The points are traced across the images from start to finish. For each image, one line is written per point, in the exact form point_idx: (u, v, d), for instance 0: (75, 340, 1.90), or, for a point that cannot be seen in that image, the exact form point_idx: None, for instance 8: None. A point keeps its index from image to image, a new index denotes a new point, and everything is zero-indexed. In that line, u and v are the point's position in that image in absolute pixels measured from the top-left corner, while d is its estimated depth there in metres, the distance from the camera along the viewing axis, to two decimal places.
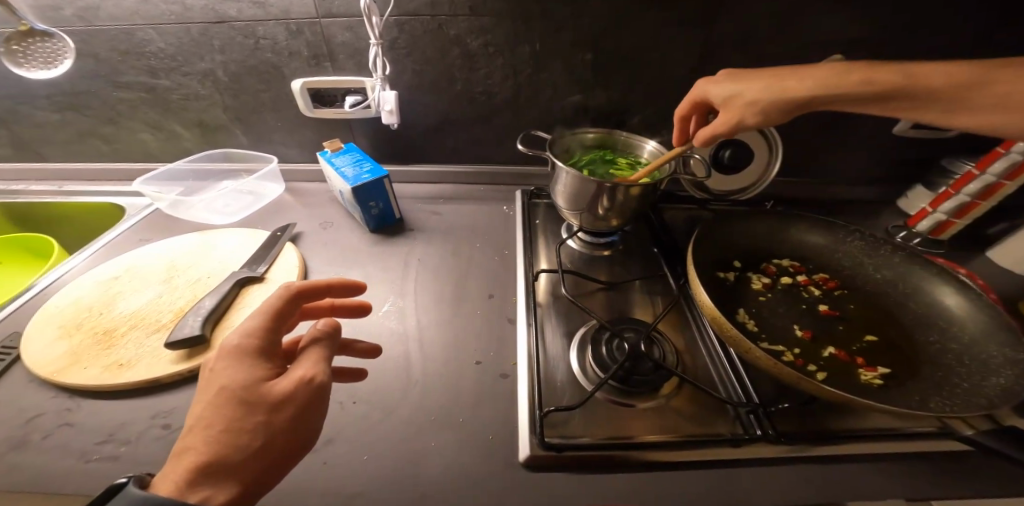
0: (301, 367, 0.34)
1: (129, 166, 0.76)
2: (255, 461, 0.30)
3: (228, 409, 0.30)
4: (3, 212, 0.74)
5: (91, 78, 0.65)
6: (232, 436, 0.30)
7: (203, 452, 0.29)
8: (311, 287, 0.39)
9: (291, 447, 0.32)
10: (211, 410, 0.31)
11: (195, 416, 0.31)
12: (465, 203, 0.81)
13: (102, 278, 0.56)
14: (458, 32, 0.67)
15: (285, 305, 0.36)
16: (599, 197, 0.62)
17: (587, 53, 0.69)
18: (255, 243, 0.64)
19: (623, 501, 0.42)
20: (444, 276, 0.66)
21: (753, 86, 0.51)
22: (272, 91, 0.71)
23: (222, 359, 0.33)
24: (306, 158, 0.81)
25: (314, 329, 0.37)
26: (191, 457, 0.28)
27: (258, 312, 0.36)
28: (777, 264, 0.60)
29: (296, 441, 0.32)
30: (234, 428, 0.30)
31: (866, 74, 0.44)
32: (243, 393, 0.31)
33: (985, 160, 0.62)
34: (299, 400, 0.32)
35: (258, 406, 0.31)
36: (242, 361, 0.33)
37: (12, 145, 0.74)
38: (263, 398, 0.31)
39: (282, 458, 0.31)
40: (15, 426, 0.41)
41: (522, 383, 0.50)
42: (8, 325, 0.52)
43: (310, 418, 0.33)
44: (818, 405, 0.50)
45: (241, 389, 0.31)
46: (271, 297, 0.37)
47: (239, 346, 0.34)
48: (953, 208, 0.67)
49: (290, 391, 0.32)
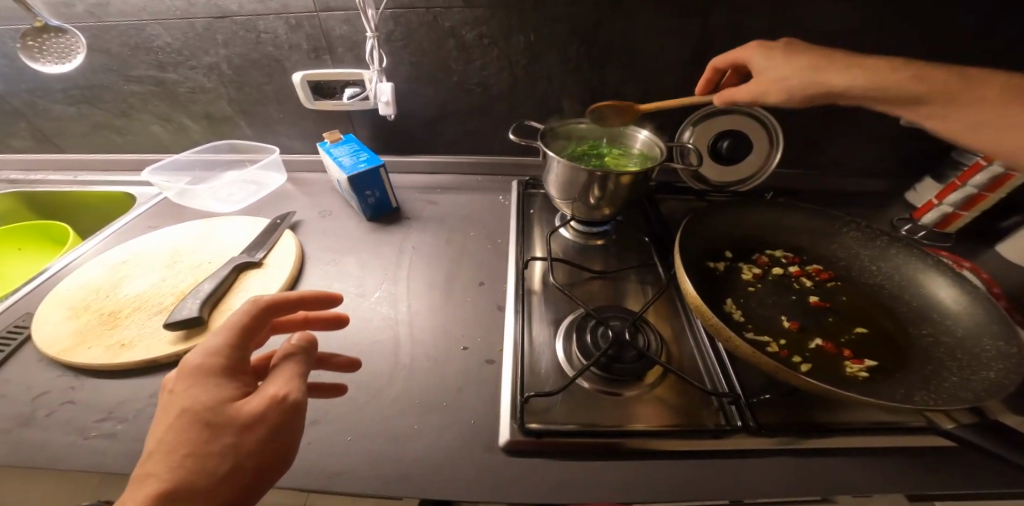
0: (273, 385, 0.34)
1: (140, 157, 0.79)
2: (223, 485, 0.29)
3: (193, 432, 0.30)
4: (22, 200, 0.78)
5: (104, 73, 0.68)
6: (198, 460, 0.29)
7: (166, 478, 0.28)
8: (282, 302, 0.39)
9: (264, 465, 0.31)
10: (174, 434, 0.30)
11: (157, 442, 0.30)
12: (462, 193, 0.82)
13: (110, 263, 0.59)
14: (452, 24, 0.67)
15: (251, 319, 0.36)
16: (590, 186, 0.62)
17: (583, 44, 0.69)
18: (255, 230, 0.66)
19: (600, 487, 0.43)
20: (437, 264, 0.67)
21: (794, 67, 0.51)
22: (274, 84, 0.72)
23: (183, 380, 0.32)
24: (308, 148, 0.83)
25: (288, 345, 0.37)
26: (154, 484, 0.28)
27: (223, 328, 0.35)
28: (769, 254, 0.59)
29: (269, 460, 0.32)
30: (201, 451, 0.29)
31: (899, 71, 0.45)
32: (208, 415, 0.31)
33: (994, 149, 0.60)
34: (270, 419, 0.32)
35: (224, 427, 0.30)
36: (206, 381, 0.33)
37: (33, 137, 0.77)
38: (228, 422, 0.31)
39: (251, 481, 0.30)
40: (24, 402, 0.44)
41: (506, 370, 0.51)
42: (21, 307, 0.55)
43: (282, 437, 0.32)
44: (803, 398, 0.50)
45: (205, 411, 0.31)
46: (237, 312, 0.36)
47: (202, 365, 0.33)
48: (960, 200, 0.65)
49: (260, 410, 0.32)
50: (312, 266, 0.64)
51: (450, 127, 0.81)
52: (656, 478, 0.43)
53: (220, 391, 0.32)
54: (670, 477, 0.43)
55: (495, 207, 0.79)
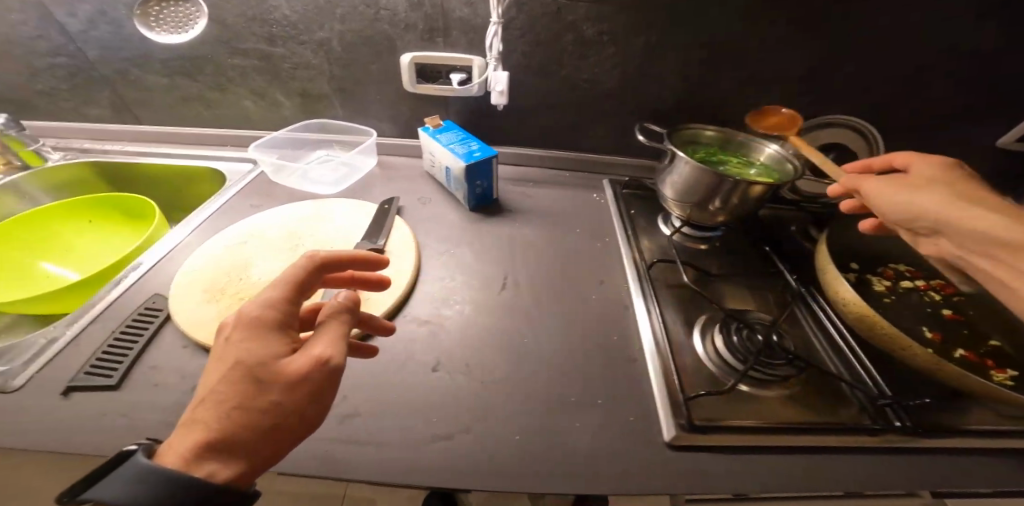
0: (318, 345, 0.31)
1: (225, 133, 0.75)
2: (260, 443, 0.27)
3: (242, 384, 0.28)
4: (98, 172, 0.73)
5: (208, 42, 0.64)
6: (243, 414, 0.27)
7: (214, 427, 0.26)
8: (337, 261, 0.36)
9: (295, 432, 0.28)
10: (223, 384, 0.28)
11: (207, 389, 0.28)
12: (555, 188, 0.81)
13: (229, 244, 0.56)
14: (575, 17, 0.66)
15: (307, 276, 0.34)
16: (717, 193, 0.60)
17: (705, 44, 0.68)
18: (365, 215, 0.65)
19: (776, 484, 0.42)
20: (550, 261, 0.66)
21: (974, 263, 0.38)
22: (381, 63, 0.70)
23: (241, 329, 0.30)
24: (397, 133, 0.80)
25: (335, 302, 0.34)
26: (202, 432, 0.26)
27: (279, 283, 0.33)
28: (894, 267, 0.60)
29: (300, 426, 0.29)
30: (246, 405, 0.27)
31: None
32: (256, 369, 0.28)
33: None
34: (314, 382, 0.29)
35: (272, 384, 0.28)
36: (262, 333, 0.30)
37: (111, 106, 0.72)
38: (274, 378, 0.28)
39: (283, 443, 0.28)
40: (183, 392, 0.41)
41: (655, 368, 0.51)
42: (144, 288, 0.52)
43: (321, 401, 0.29)
44: (945, 403, 0.50)
45: (257, 365, 0.29)
46: (294, 266, 0.34)
47: (260, 316, 0.31)
48: None
49: (306, 369, 0.29)
50: (426, 255, 0.63)
51: (547, 121, 0.79)
52: (829, 479, 0.43)
53: (281, 345, 0.30)
54: (843, 479, 0.43)
55: (592, 205, 0.78)
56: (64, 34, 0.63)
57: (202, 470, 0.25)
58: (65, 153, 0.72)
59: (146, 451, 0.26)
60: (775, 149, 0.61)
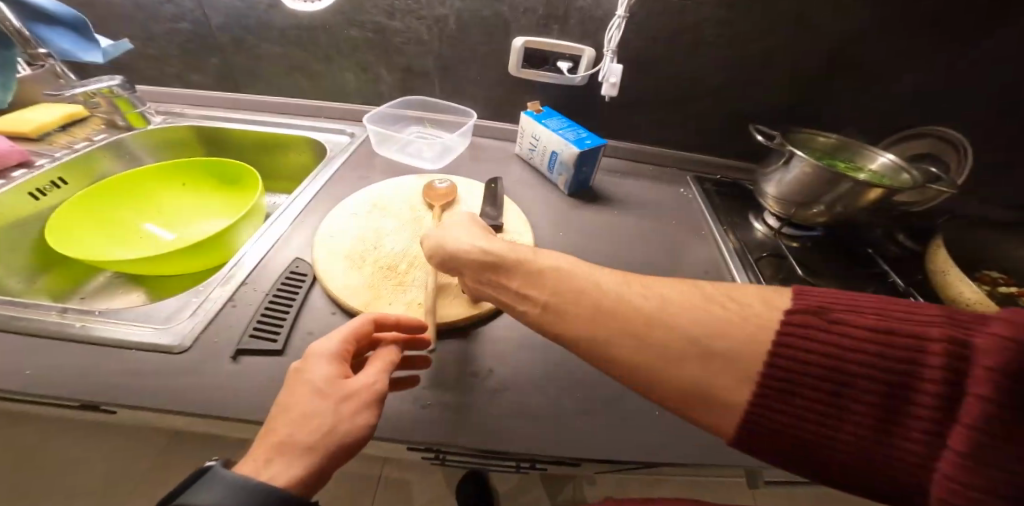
0: (373, 375, 0.33)
1: (321, 105, 0.75)
2: (326, 446, 0.28)
3: (308, 398, 0.30)
4: (196, 135, 0.72)
5: (324, 12, 0.63)
6: (303, 419, 0.29)
7: (278, 434, 0.28)
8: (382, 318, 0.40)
9: (350, 448, 0.30)
10: (289, 397, 0.31)
11: (277, 408, 0.30)
12: (642, 179, 0.81)
13: (354, 214, 0.58)
14: (696, 20, 0.67)
15: (365, 324, 0.37)
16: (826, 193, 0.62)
17: (820, 49, 0.68)
18: (475, 194, 0.66)
19: None
20: (653, 248, 0.66)
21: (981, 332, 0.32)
22: (490, 45, 0.69)
23: (309, 359, 0.33)
24: (489, 114, 0.80)
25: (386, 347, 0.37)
26: (269, 440, 0.28)
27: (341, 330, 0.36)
28: (987, 275, 0.64)
29: (353, 443, 0.30)
30: (306, 412, 0.29)
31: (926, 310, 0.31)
32: (322, 385, 0.31)
33: None
34: (369, 404, 0.31)
35: (330, 397, 0.31)
36: (325, 358, 0.33)
37: (213, 71, 0.72)
38: (336, 391, 0.31)
39: (341, 454, 0.29)
40: None
41: None
42: (279, 253, 0.52)
43: (370, 416, 0.31)
44: None
45: (319, 385, 0.31)
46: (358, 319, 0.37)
47: (333, 350, 0.34)
48: None
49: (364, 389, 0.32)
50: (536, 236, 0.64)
51: (641, 114, 0.79)
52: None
53: (326, 369, 0.32)
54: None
55: (680, 199, 0.78)
56: (192, 2, 0.64)
57: (265, 474, 0.27)
58: (163, 115, 0.72)
59: (222, 465, 0.27)
60: (890, 159, 0.62)
